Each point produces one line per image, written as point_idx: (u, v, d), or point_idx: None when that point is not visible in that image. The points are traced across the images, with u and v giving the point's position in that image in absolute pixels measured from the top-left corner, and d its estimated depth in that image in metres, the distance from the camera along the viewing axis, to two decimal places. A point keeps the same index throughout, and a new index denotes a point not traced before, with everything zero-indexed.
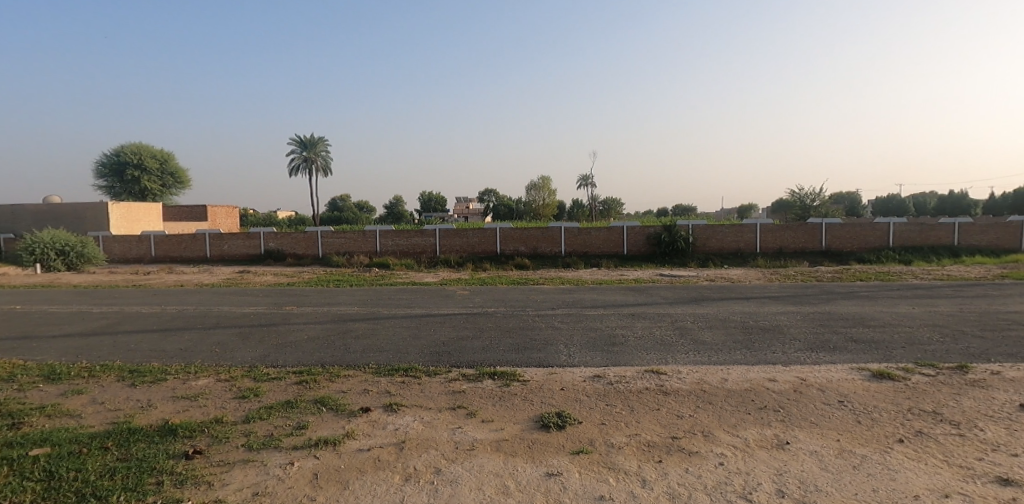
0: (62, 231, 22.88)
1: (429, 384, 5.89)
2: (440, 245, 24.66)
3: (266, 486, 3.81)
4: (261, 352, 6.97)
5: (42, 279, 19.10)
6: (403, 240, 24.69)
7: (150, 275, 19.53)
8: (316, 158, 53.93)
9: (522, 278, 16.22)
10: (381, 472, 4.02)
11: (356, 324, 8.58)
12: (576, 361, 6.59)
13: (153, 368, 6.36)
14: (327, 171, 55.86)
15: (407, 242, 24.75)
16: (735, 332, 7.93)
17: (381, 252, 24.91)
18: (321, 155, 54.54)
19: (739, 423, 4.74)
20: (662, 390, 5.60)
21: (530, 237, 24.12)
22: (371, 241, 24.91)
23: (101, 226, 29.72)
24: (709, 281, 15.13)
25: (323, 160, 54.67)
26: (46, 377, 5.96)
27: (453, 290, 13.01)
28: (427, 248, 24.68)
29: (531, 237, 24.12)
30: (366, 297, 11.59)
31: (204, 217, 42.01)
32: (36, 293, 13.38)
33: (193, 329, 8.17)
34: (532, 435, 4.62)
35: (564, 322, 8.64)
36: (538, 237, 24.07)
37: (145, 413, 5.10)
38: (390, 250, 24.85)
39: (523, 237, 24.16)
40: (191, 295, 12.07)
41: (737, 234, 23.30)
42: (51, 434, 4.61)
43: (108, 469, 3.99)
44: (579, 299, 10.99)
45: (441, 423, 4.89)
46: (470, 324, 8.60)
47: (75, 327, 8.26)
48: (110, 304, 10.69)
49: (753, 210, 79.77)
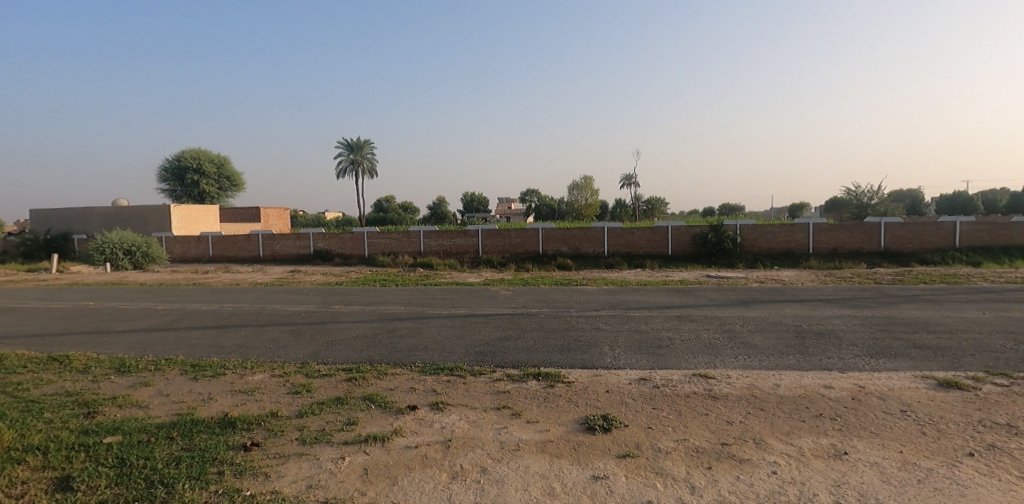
0: (129, 232, 24.38)
1: (473, 383, 5.91)
2: (484, 246, 24.88)
3: (319, 479, 4.01)
4: (312, 350, 7.18)
5: (111, 277, 20.50)
6: (446, 240, 25.09)
7: (208, 274, 20.56)
8: (363, 160, 55.31)
9: (566, 278, 16.13)
10: (429, 469, 4.12)
11: (402, 324, 8.70)
12: (621, 363, 6.48)
13: (213, 362, 6.67)
14: (373, 173, 57.15)
15: (451, 242, 25.09)
16: (786, 335, 7.66)
17: (425, 252, 25.34)
18: (367, 157, 55.85)
19: (793, 431, 4.57)
20: (710, 395, 5.45)
21: (572, 237, 23.98)
22: (415, 241, 25.36)
23: (164, 227, 31.49)
24: (759, 282, 14.61)
25: (369, 163, 56.03)
26: (117, 369, 6.35)
27: (496, 290, 13.10)
28: (470, 248, 24.94)
29: (573, 238, 23.97)
30: (410, 296, 11.77)
31: (257, 218, 43.93)
32: (108, 290, 14.35)
33: (248, 327, 8.51)
34: (577, 437, 4.59)
35: (608, 324, 8.53)
36: (581, 237, 23.88)
37: (206, 405, 5.38)
38: (434, 250, 25.28)
39: (565, 237, 24.04)
40: (245, 293, 12.61)
41: (789, 234, 22.50)
42: (123, 423, 5.07)
43: (174, 458, 4.36)
44: (623, 300, 10.87)
45: (486, 423, 4.94)
46: (513, 324, 8.59)
47: (141, 323, 8.76)
48: (173, 301, 11.29)
49: (804, 209, 76.84)
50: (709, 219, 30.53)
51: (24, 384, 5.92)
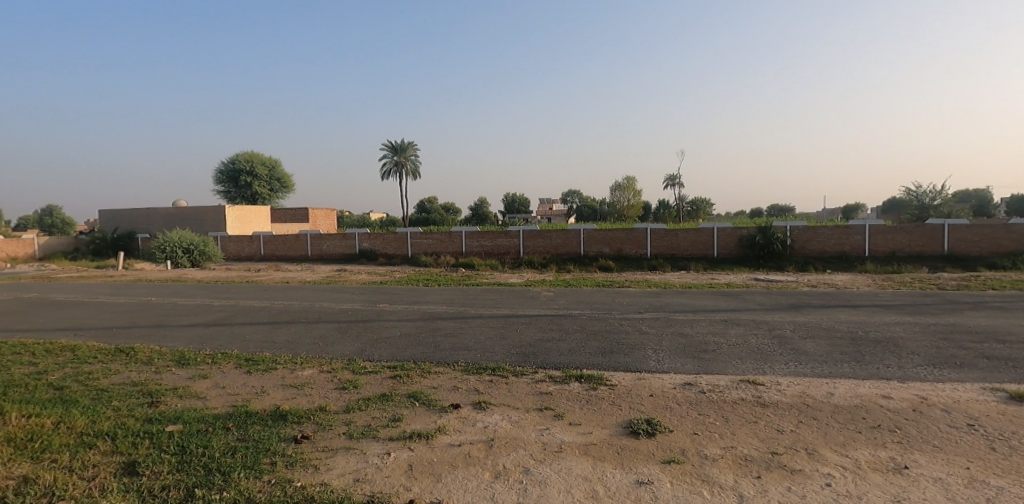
0: (187, 231, 25.69)
1: (515, 383, 5.93)
2: (525, 247, 24.97)
3: (365, 473, 4.11)
4: (358, 347, 7.36)
5: (171, 274, 21.69)
6: (488, 241, 25.33)
7: (260, 272, 21.48)
8: (407, 162, 56.34)
9: (608, 279, 15.97)
10: (472, 467, 4.16)
11: (444, 323, 8.83)
12: (665, 367, 6.36)
13: (265, 357, 6.93)
14: (417, 174, 58.15)
15: (492, 243, 25.31)
16: (841, 342, 7.34)
17: (467, 252, 25.65)
18: (411, 159, 56.88)
19: (848, 442, 4.37)
20: (759, 402, 5.28)
21: (615, 239, 23.75)
22: (457, 242, 25.72)
23: (219, 227, 33.05)
24: (811, 286, 14.06)
25: (412, 164, 57.03)
26: (178, 361, 6.70)
27: (537, 291, 13.11)
28: (511, 249, 25.09)
29: (615, 239, 23.74)
30: (453, 296, 11.93)
31: (305, 218, 45.52)
32: (169, 286, 15.18)
33: (296, 323, 8.81)
34: (620, 441, 4.54)
35: (652, 327, 8.39)
36: (623, 238, 23.61)
37: (259, 398, 5.61)
38: (476, 251, 25.56)
39: (607, 238, 23.83)
40: (295, 291, 13.07)
41: (842, 236, 21.60)
42: (183, 413, 5.34)
43: (230, 448, 4.56)
44: (667, 303, 10.68)
45: (528, 424, 4.94)
46: (555, 326, 8.57)
47: (198, 318, 9.21)
48: (228, 297, 11.83)
49: (859, 210, 73.34)
50: (756, 220, 29.60)
51: (95, 373, 6.33)
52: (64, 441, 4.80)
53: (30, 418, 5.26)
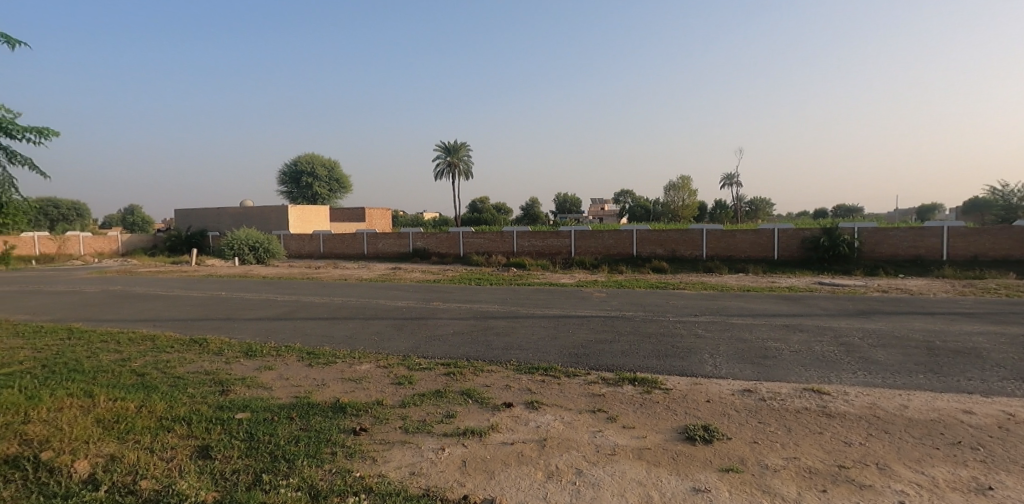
0: (254, 230, 27.11)
1: (568, 384, 5.92)
2: (576, 247, 24.86)
3: (420, 467, 4.21)
4: (413, 344, 7.55)
5: (239, 269, 23.05)
6: (539, 241, 25.43)
7: (320, 269, 22.50)
8: (459, 162, 57.31)
9: (661, 282, 15.65)
10: (525, 467, 4.18)
11: (496, 322, 8.93)
12: (723, 372, 6.18)
13: (325, 351, 7.23)
14: (469, 175, 59.03)
15: (543, 243, 25.40)
16: (916, 352, 6.89)
17: (518, 252, 25.88)
18: (463, 159, 57.76)
19: (924, 458, 4.10)
20: (824, 412, 5.04)
21: (669, 240, 23.26)
22: (509, 242, 25.99)
23: (281, 226, 34.80)
24: (881, 291, 13.29)
25: (465, 165, 57.96)
26: (246, 353, 7.10)
27: (590, 292, 13.03)
28: (563, 249, 25.07)
29: (669, 240, 23.25)
30: (504, 296, 12.04)
31: (361, 218, 47.19)
32: (237, 281, 16.13)
33: (352, 319, 9.13)
34: (676, 447, 4.44)
35: (708, 330, 8.16)
36: (677, 239, 23.10)
37: (320, 390, 5.86)
38: (527, 250, 25.74)
39: (660, 239, 23.40)
40: (352, 288, 13.57)
41: (916, 238, 20.28)
42: (251, 402, 5.65)
43: (293, 437, 4.79)
44: (725, 306, 10.38)
45: (581, 425, 4.92)
46: (607, 327, 8.49)
47: (262, 312, 9.71)
48: (291, 293, 12.44)
49: (936, 211, 68.39)
50: (820, 221, 28.23)
51: (172, 362, 6.80)
52: (145, 424, 5.19)
53: (116, 402, 5.71)
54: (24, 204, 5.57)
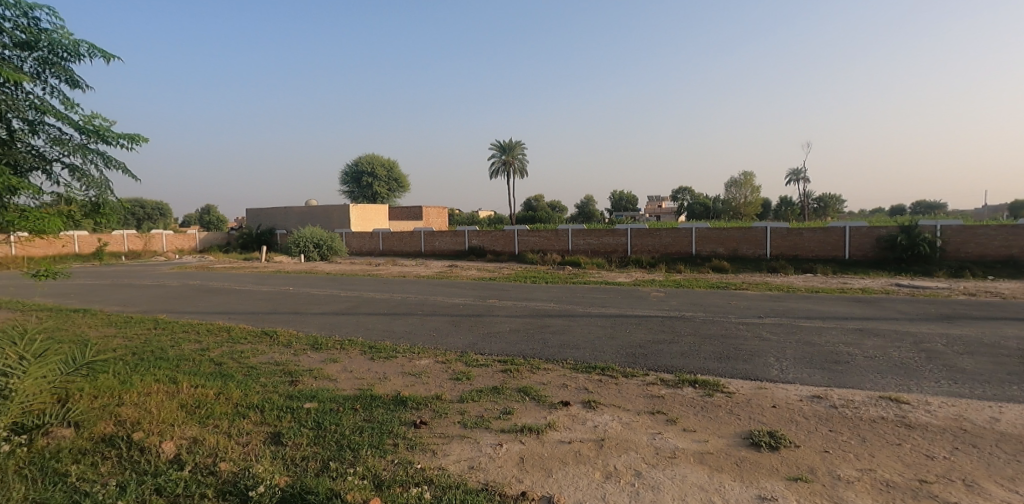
0: (318, 228, 28.39)
1: (625, 385, 5.86)
2: (633, 245, 24.54)
3: (479, 461, 4.30)
4: (471, 340, 7.70)
5: (303, 266, 24.31)
6: (594, 239, 25.27)
7: (379, 266, 23.37)
8: (514, 161, 57.62)
9: (722, 282, 15.14)
10: (583, 466, 4.18)
11: (552, 320, 8.95)
12: (789, 377, 5.93)
13: (386, 345, 7.49)
14: (524, 173, 59.20)
15: (598, 241, 25.23)
16: (1010, 361, 6.34)
17: (573, 250, 25.83)
18: (518, 158, 58.03)
19: (1020, 476, 3.78)
20: (903, 423, 4.74)
21: (729, 238, 22.50)
22: (564, 240, 26.00)
23: (343, 224, 36.31)
24: (969, 295, 12.32)
25: (520, 163, 58.23)
26: (312, 345, 7.46)
27: (647, 291, 12.82)
28: (618, 247, 24.81)
29: (730, 239, 22.49)
30: (560, 294, 12.06)
31: (418, 217, 48.47)
32: (302, 277, 16.99)
33: (410, 315, 9.40)
34: (740, 452, 4.31)
35: (773, 333, 7.84)
36: (738, 238, 22.31)
37: (382, 383, 6.07)
38: (583, 248, 25.65)
39: (720, 238, 22.68)
40: (411, 285, 13.98)
41: (1009, 237, 18.61)
42: (318, 392, 5.94)
43: (358, 427, 5.00)
44: (792, 308, 9.94)
45: (639, 427, 4.87)
46: (666, 328, 8.33)
47: (326, 307, 10.18)
48: (354, 289, 12.97)
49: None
50: (899, 219, 26.34)
51: (245, 352, 7.25)
52: (223, 410, 5.57)
53: (197, 388, 6.16)
54: (121, 201, 6.18)
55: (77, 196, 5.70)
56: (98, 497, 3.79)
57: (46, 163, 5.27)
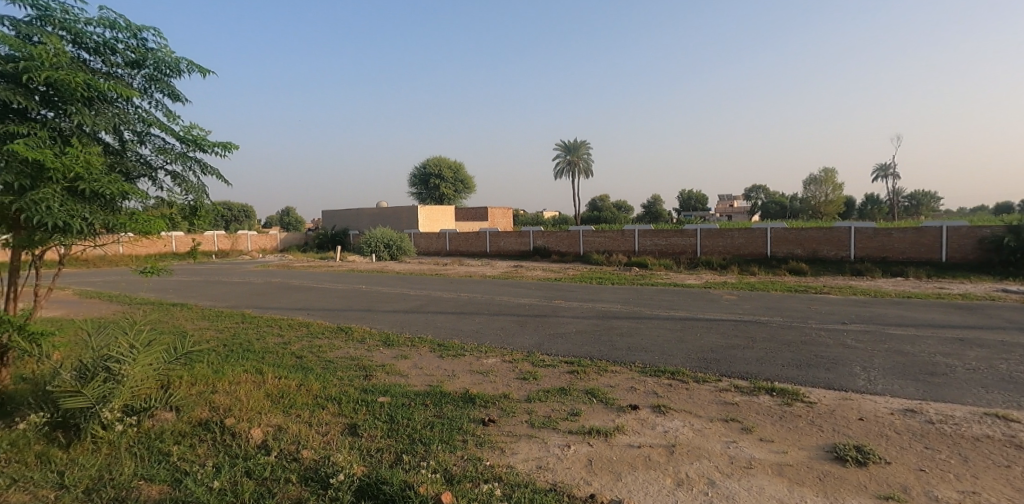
0: (388, 229, 29.72)
1: (697, 390, 5.72)
2: (703, 246, 23.76)
3: (547, 462, 4.35)
4: (538, 341, 7.77)
5: (373, 265, 25.47)
6: (662, 240, 24.70)
7: (447, 266, 24.12)
8: (580, 160, 57.23)
9: (801, 285, 14.33)
10: (653, 471, 4.13)
11: (619, 322, 8.87)
12: (878, 389, 5.56)
13: (454, 344, 7.70)
14: (589, 173, 58.66)
15: (666, 242, 24.64)
16: None
17: (640, 251, 25.37)
18: (584, 158, 57.56)
19: None
20: (1012, 443, 4.33)
21: (809, 239, 21.27)
22: (630, 240, 25.62)
23: (411, 225, 37.63)
24: None
25: (585, 162, 57.74)
26: (385, 342, 7.80)
27: (719, 294, 12.38)
28: (687, 248, 24.12)
29: (810, 239, 21.26)
30: (627, 296, 11.90)
31: (483, 217, 49.30)
32: (373, 275, 17.81)
33: (476, 315, 9.62)
34: (823, 466, 4.10)
35: (859, 341, 7.36)
36: (819, 238, 21.05)
37: (451, 380, 6.25)
38: (650, 249, 25.14)
39: (798, 238, 21.50)
40: (478, 285, 14.27)
41: None
42: (391, 387, 6.20)
43: (429, 422, 5.18)
44: (882, 314, 9.27)
45: (712, 434, 4.73)
46: (739, 332, 8.03)
47: (396, 305, 10.60)
48: (423, 288, 13.42)
49: None
50: (1011, 218, 23.75)
51: (323, 347, 7.69)
52: (304, 400, 5.94)
53: (281, 379, 6.61)
54: (215, 203, 6.74)
55: (177, 200, 6.29)
56: (198, 476, 4.16)
57: (152, 170, 5.84)
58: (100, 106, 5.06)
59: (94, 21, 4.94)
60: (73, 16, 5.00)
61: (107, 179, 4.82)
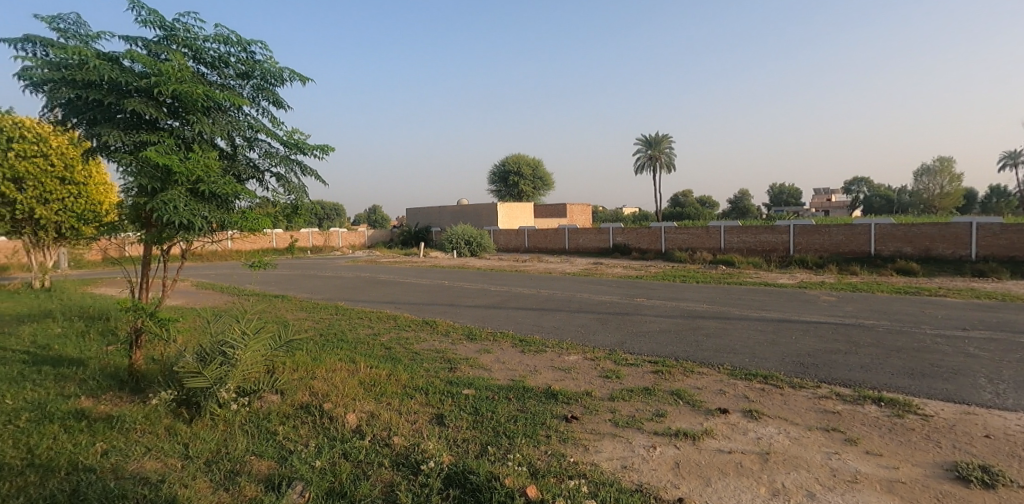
0: (469, 227, 30.58)
1: (793, 396, 5.45)
2: (797, 244, 22.34)
3: (632, 461, 4.35)
4: (620, 339, 7.71)
5: (451, 260, 26.34)
6: (750, 237, 23.51)
7: (525, 263, 24.48)
8: (661, 155, 55.40)
9: (912, 286, 13.10)
10: (745, 478, 4.02)
11: (704, 322, 8.60)
12: (1007, 403, 5.02)
13: (535, 340, 7.83)
14: (670, 167, 56.68)
15: (755, 239, 23.43)
16: None
17: (726, 249, 24.29)
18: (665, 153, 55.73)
19: None
20: None
21: (921, 236, 19.38)
22: (716, 237, 24.62)
23: (490, 222, 38.43)
24: None
25: (667, 157, 55.87)
26: (469, 336, 8.08)
27: (816, 294, 11.61)
28: (779, 246, 22.81)
29: (921, 236, 19.37)
30: (713, 295, 11.48)
31: (560, 214, 49.22)
32: (452, 271, 18.43)
33: (556, 311, 9.71)
34: (942, 486, 3.78)
35: (984, 350, 6.64)
36: (933, 235, 19.12)
37: (533, 376, 6.38)
38: (736, 247, 24.01)
39: (908, 235, 19.65)
40: (558, 282, 14.36)
41: None
42: (476, 380, 6.43)
43: (512, 416, 5.33)
44: (1014, 321, 8.28)
45: (811, 444, 4.50)
46: (840, 336, 7.52)
47: (478, 300, 10.93)
48: (504, 284, 13.71)
49: None
50: None
51: (410, 339, 8.10)
52: (394, 389, 6.31)
53: (372, 368, 7.06)
54: (313, 202, 7.25)
55: (281, 199, 6.85)
56: (303, 455, 4.57)
57: (259, 173, 6.39)
58: (216, 115, 5.60)
59: (211, 38, 5.46)
60: (193, 34, 5.54)
61: (223, 182, 5.35)
